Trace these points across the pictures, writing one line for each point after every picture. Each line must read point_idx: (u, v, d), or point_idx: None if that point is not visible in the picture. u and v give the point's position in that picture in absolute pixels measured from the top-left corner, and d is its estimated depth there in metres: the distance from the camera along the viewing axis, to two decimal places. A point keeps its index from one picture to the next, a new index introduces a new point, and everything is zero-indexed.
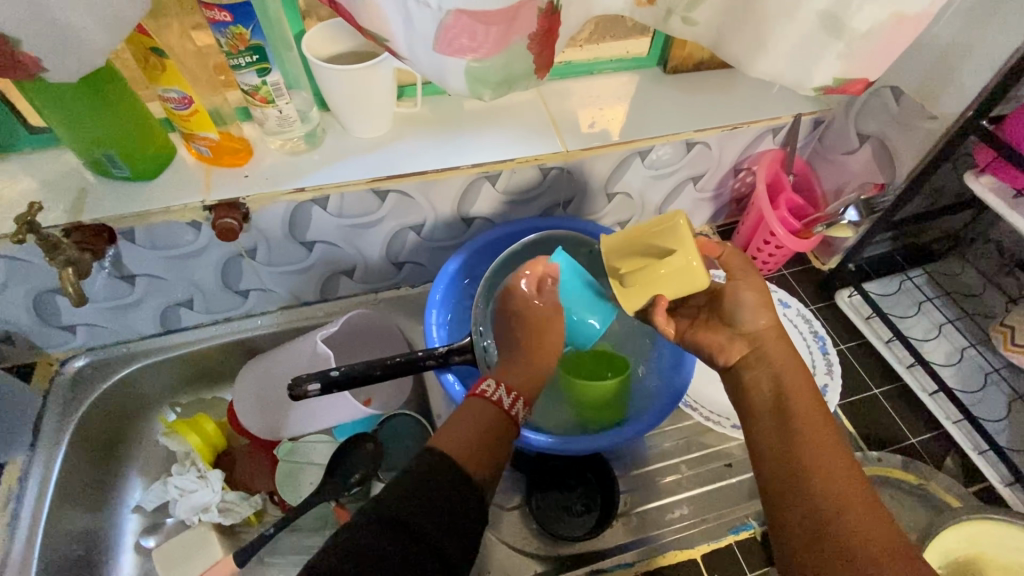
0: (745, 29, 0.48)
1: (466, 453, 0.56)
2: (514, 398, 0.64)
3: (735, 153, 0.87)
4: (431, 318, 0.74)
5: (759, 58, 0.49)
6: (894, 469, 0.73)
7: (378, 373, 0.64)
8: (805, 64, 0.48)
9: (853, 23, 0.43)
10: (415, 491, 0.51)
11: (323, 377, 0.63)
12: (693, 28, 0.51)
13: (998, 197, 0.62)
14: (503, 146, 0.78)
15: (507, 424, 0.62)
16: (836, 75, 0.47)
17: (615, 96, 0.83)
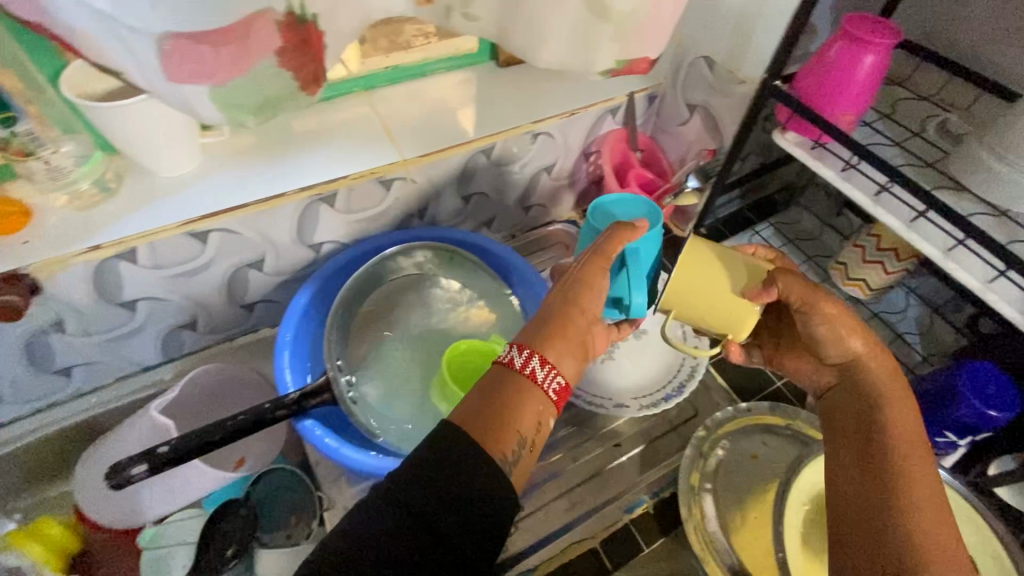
0: (521, 20, 0.46)
1: (482, 434, 0.48)
2: (530, 356, 0.52)
3: (581, 137, 0.88)
4: (281, 361, 0.68)
5: (541, 46, 0.47)
6: (764, 416, 0.77)
7: (219, 440, 0.59)
8: (585, 49, 0.47)
9: (615, 4, 0.43)
10: (422, 479, 0.46)
11: (150, 457, 0.57)
12: (476, 23, 0.49)
13: (802, 150, 0.65)
14: (334, 163, 0.72)
15: (529, 393, 0.51)
16: (617, 57, 0.47)
17: (448, 97, 0.81)
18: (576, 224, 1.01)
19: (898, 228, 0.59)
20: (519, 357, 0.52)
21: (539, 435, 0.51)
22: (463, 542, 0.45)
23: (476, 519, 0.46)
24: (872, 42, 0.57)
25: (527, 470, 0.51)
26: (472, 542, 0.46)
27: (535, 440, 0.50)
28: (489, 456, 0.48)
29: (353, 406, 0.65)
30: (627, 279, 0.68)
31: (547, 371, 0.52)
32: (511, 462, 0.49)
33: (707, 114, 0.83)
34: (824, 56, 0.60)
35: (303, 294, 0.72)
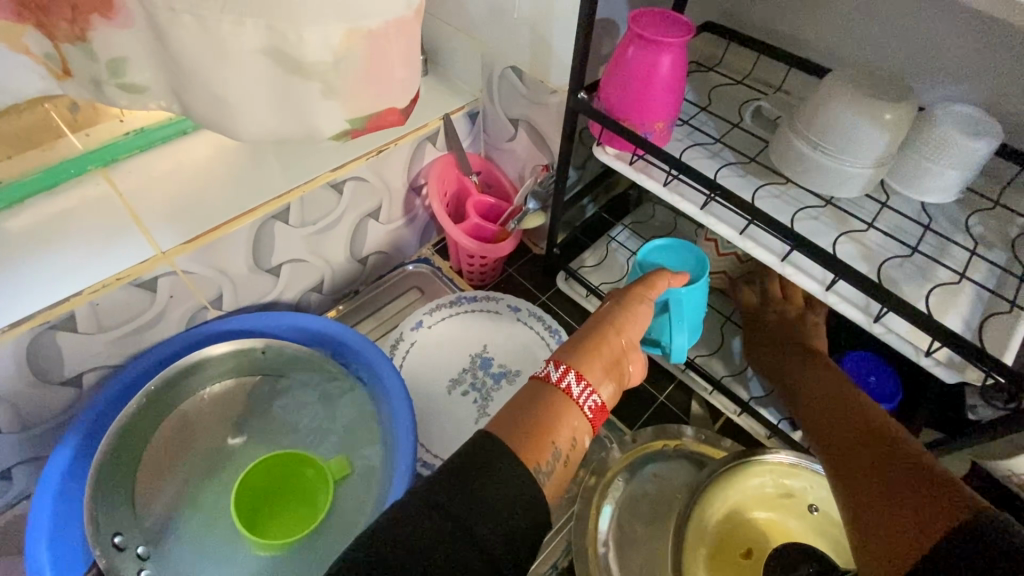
0: (195, 90, 0.35)
1: (517, 442, 0.42)
2: (566, 369, 0.48)
3: (402, 173, 0.76)
4: (36, 560, 0.53)
5: (236, 113, 0.36)
6: (651, 443, 0.71)
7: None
8: (297, 110, 0.37)
9: (307, 58, 0.33)
10: (463, 483, 0.39)
11: None
12: (145, 94, 0.36)
13: (623, 165, 0.58)
14: (62, 275, 0.55)
15: (566, 411, 0.46)
16: (346, 117, 0.38)
17: (218, 157, 0.66)
18: (427, 261, 0.89)
19: (731, 238, 0.54)
20: (557, 372, 0.48)
21: (575, 453, 0.45)
22: (499, 554, 0.38)
23: (516, 528, 0.39)
24: (664, 42, 0.50)
25: (559, 489, 0.45)
26: (507, 556, 0.38)
27: (571, 455, 0.44)
28: (521, 464, 0.41)
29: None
30: (669, 322, 0.61)
31: (584, 390, 0.47)
32: (545, 472, 0.42)
33: (530, 127, 0.75)
34: (621, 62, 0.53)
35: (63, 453, 0.56)
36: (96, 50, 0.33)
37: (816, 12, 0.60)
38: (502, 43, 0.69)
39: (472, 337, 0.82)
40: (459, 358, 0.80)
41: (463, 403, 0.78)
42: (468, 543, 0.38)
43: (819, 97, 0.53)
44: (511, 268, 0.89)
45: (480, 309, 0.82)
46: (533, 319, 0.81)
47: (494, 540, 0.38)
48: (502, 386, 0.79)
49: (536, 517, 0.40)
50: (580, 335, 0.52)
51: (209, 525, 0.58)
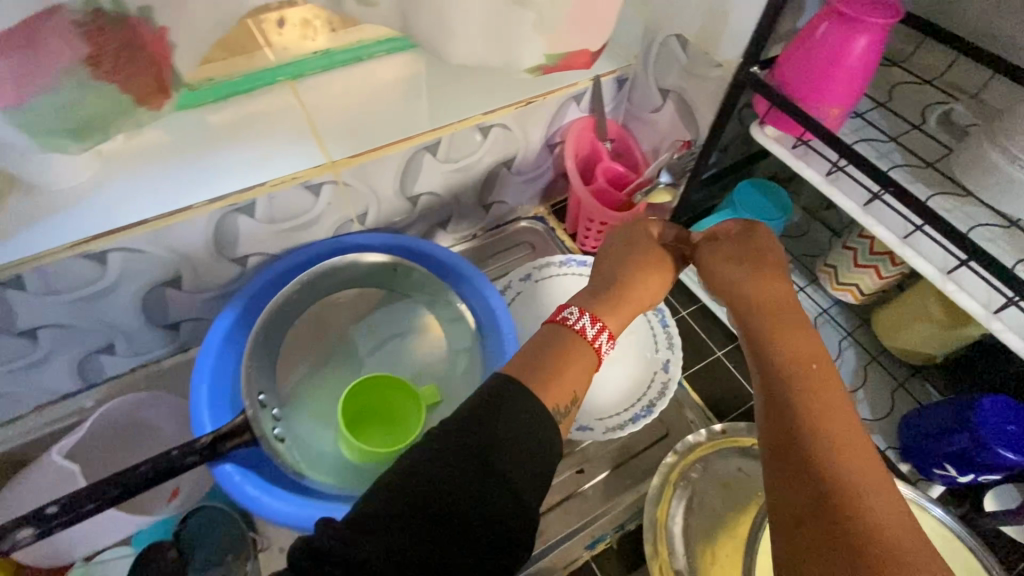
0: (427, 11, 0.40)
1: (536, 382, 0.45)
2: (581, 314, 0.51)
3: (541, 128, 0.78)
4: (198, 394, 0.61)
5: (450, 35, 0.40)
6: (740, 439, 0.70)
7: (115, 495, 0.52)
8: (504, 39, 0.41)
9: None
10: (479, 421, 0.42)
11: (37, 518, 0.50)
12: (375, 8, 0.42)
13: (782, 148, 0.57)
14: (253, 167, 0.63)
15: (584, 357, 0.49)
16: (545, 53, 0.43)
17: (390, 85, 0.72)
18: (543, 220, 0.92)
19: (891, 243, 0.52)
20: (592, 328, 0.51)
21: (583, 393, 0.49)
22: (520, 492, 0.40)
23: (534, 473, 0.41)
24: (863, 21, 0.49)
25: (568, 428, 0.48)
26: (528, 494, 0.41)
27: (580, 397, 0.48)
28: (542, 404, 0.44)
29: (279, 444, 0.59)
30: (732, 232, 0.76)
31: (609, 342, 0.52)
32: (560, 416, 0.46)
33: (680, 101, 0.74)
34: (809, 39, 0.52)
35: (228, 314, 0.65)
36: None
37: None
38: (671, 11, 0.68)
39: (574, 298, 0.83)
40: None
41: None
42: (491, 477, 0.40)
43: None
44: None
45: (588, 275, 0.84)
46: None
47: (516, 478, 0.40)
48: None
49: (557, 468, 0.43)
50: (595, 280, 0.57)
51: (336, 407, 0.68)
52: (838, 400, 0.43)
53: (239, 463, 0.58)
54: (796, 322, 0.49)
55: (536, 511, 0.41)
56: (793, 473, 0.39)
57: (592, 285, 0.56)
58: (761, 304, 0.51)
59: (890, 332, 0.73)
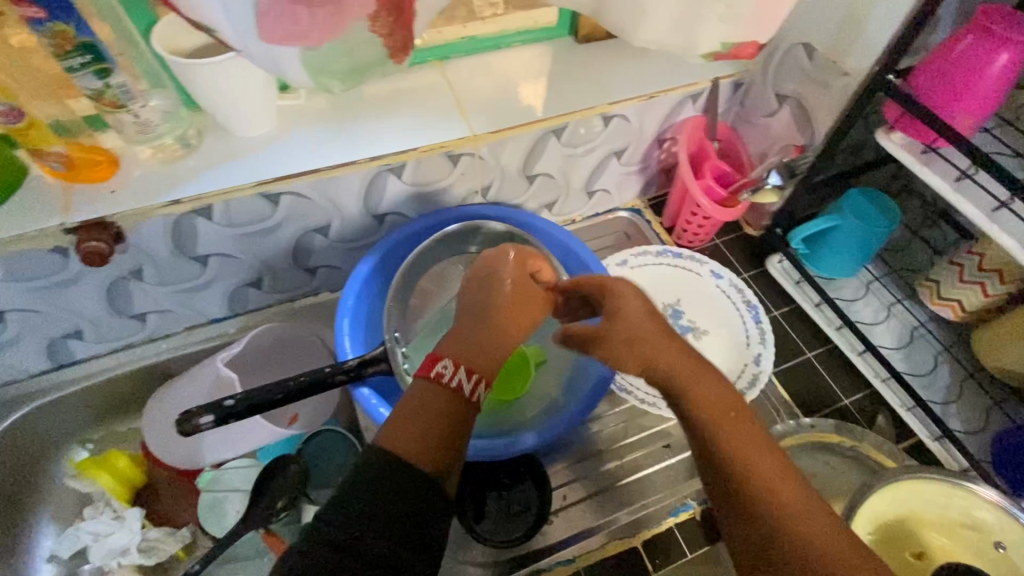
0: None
1: (415, 444, 0.45)
2: (457, 369, 0.50)
3: (656, 123, 0.83)
4: (340, 326, 0.71)
5: (642, 21, 0.44)
6: (827, 435, 0.72)
7: (280, 398, 0.60)
8: (687, 30, 0.44)
9: None
10: (377, 496, 0.43)
11: (216, 409, 0.58)
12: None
13: (909, 153, 0.61)
14: (405, 133, 0.71)
15: (455, 406, 0.48)
16: (723, 40, 0.45)
17: (526, 71, 0.78)
18: (639, 213, 0.97)
19: (1015, 248, 0.55)
20: (467, 382, 0.49)
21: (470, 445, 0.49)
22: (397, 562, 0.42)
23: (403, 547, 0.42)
24: (1007, 39, 0.54)
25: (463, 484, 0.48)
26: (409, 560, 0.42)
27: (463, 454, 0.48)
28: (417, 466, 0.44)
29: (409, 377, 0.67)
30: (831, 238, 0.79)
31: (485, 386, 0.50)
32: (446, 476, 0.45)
33: (799, 107, 0.78)
34: (950, 52, 0.56)
35: (367, 263, 0.73)
36: None
37: None
38: (803, 20, 0.72)
39: (666, 288, 0.86)
40: (651, 301, 0.85)
41: None
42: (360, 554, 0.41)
43: None
44: (719, 241, 0.91)
45: (682, 266, 0.87)
46: (732, 291, 0.84)
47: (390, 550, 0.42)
48: (687, 338, 0.82)
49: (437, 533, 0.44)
50: (447, 337, 0.54)
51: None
52: (736, 431, 0.47)
53: (373, 389, 0.68)
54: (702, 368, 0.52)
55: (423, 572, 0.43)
56: (729, 509, 0.44)
57: (479, 299, 0.58)
58: (637, 343, 0.54)
59: (994, 347, 0.72)
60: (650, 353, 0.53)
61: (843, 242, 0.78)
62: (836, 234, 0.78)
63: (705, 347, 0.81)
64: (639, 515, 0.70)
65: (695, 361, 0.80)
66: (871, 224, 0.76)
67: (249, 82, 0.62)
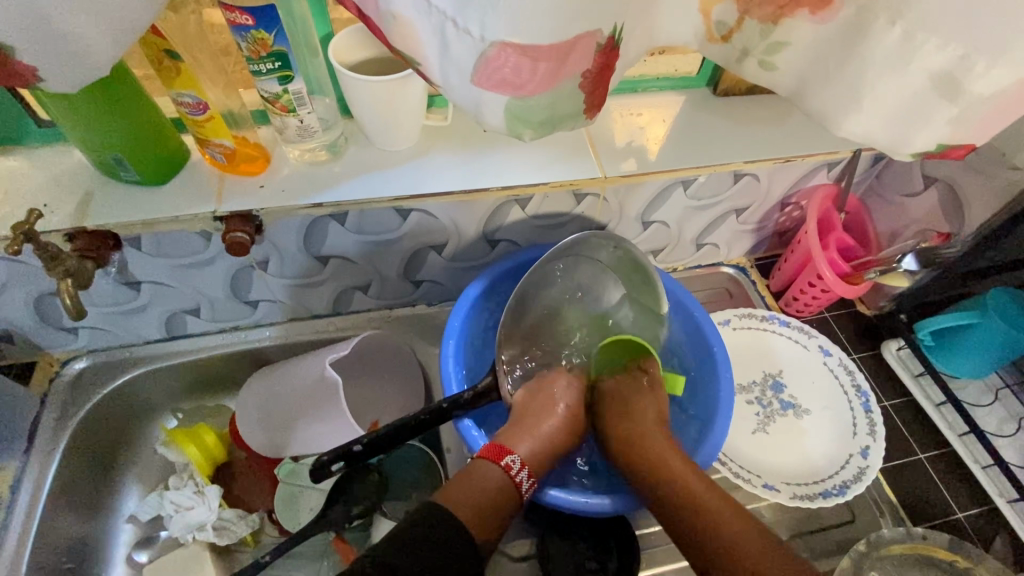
0: (831, 74, 0.46)
1: (460, 511, 0.52)
2: (523, 468, 0.59)
3: (786, 186, 0.80)
4: (447, 348, 0.70)
5: (852, 111, 0.47)
6: (939, 549, 0.66)
7: (407, 425, 0.61)
8: (895, 110, 0.46)
9: (971, 88, 0.42)
10: (418, 526, 0.50)
11: (349, 435, 0.59)
12: (773, 71, 0.49)
13: None
14: (537, 166, 0.71)
15: (507, 492, 0.56)
16: (943, 139, 0.47)
17: (660, 117, 0.77)
18: (745, 271, 0.94)
19: None
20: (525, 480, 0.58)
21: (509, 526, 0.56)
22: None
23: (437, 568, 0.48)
24: None
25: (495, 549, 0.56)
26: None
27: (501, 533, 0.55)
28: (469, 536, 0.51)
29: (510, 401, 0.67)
30: (970, 335, 0.73)
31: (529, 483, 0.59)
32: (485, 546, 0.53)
33: (948, 191, 0.74)
34: None
35: (476, 286, 0.73)
36: (776, 31, 0.46)
37: None
38: None
39: (771, 357, 0.83)
40: (751, 369, 0.82)
41: (745, 408, 0.79)
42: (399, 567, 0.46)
43: None
44: (828, 313, 0.86)
45: (789, 337, 0.83)
46: (841, 371, 0.79)
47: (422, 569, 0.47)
48: (787, 414, 0.78)
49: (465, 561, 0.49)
50: (527, 433, 0.63)
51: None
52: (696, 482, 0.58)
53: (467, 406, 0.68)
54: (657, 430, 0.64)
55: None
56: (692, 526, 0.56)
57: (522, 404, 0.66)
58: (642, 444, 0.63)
59: None
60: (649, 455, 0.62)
61: (984, 342, 0.72)
62: (980, 332, 0.72)
63: (802, 426, 0.77)
64: None
65: (794, 442, 0.76)
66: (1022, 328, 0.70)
67: (406, 101, 0.64)
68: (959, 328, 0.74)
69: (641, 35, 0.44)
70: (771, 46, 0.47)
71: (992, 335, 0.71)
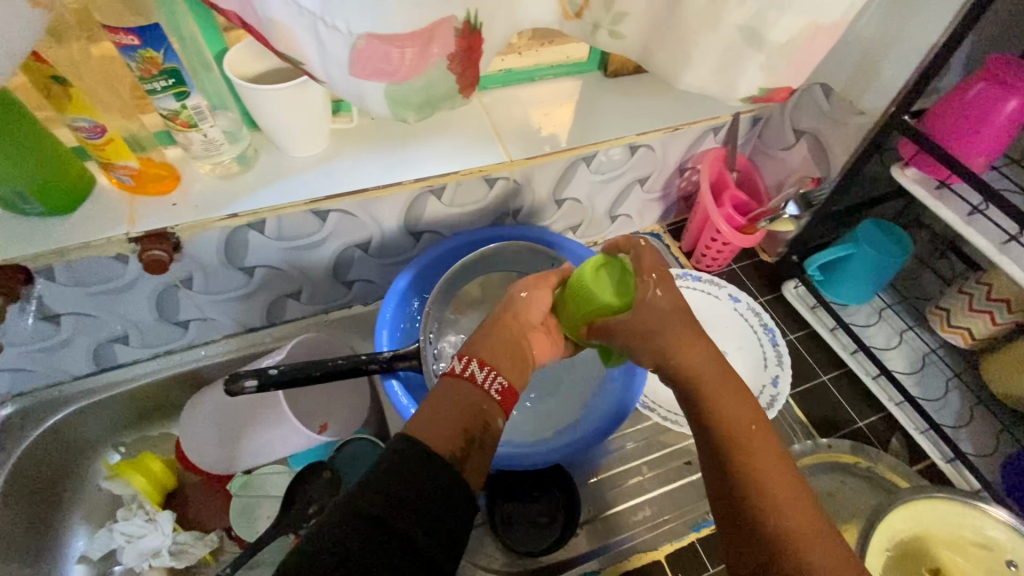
0: (672, 44, 0.52)
1: (423, 426, 0.49)
2: (469, 361, 0.55)
3: (679, 153, 0.88)
4: (380, 338, 0.74)
5: (687, 68, 0.53)
6: (843, 454, 0.74)
7: (317, 374, 0.64)
8: (729, 73, 0.52)
9: (771, 37, 0.47)
10: (393, 474, 0.45)
11: (260, 373, 0.63)
12: (621, 40, 0.54)
13: (924, 188, 0.64)
14: (448, 156, 0.75)
15: (465, 395, 0.52)
16: (760, 84, 0.52)
17: (558, 102, 0.82)
18: (659, 237, 1.01)
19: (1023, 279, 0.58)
20: (478, 371, 0.54)
21: (489, 436, 0.51)
22: (416, 532, 0.43)
23: (426, 516, 0.44)
24: (1016, 85, 0.58)
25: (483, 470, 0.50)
26: (427, 533, 0.43)
27: (483, 439, 0.50)
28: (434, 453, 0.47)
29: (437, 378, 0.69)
30: (848, 266, 0.82)
31: (486, 376, 0.54)
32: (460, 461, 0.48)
33: (816, 143, 0.82)
34: (962, 96, 0.60)
35: (404, 278, 0.77)
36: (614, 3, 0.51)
37: None
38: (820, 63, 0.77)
39: None
40: None
41: None
42: (380, 525, 0.42)
43: None
44: (736, 265, 0.95)
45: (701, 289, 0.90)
46: (750, 313, 0.87)
47: (408, 518, 0.43)
48: None
49: (457, 506, 0.45)
50: (479, 333, 0.59)
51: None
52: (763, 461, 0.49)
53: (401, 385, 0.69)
54: (730, 392, 0.53)
55: (453, 528, 0.45)
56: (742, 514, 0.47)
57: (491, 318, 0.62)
58: (757, 473, 0.48)
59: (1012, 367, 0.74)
60: (763, 490, 0.47)
61: (861, 272, 0.82)
62: (857, 262, 0.81)
63: None
64: (660, 528, 0.71)
65: None
66: (889, 256, 0.79)
67: (309, 108, 0.67)
68: (841, 259, 0.83)
69: (500, 23, 0.49)
70: (615, 18, 0.52)
71: (868, 266, 0.80)
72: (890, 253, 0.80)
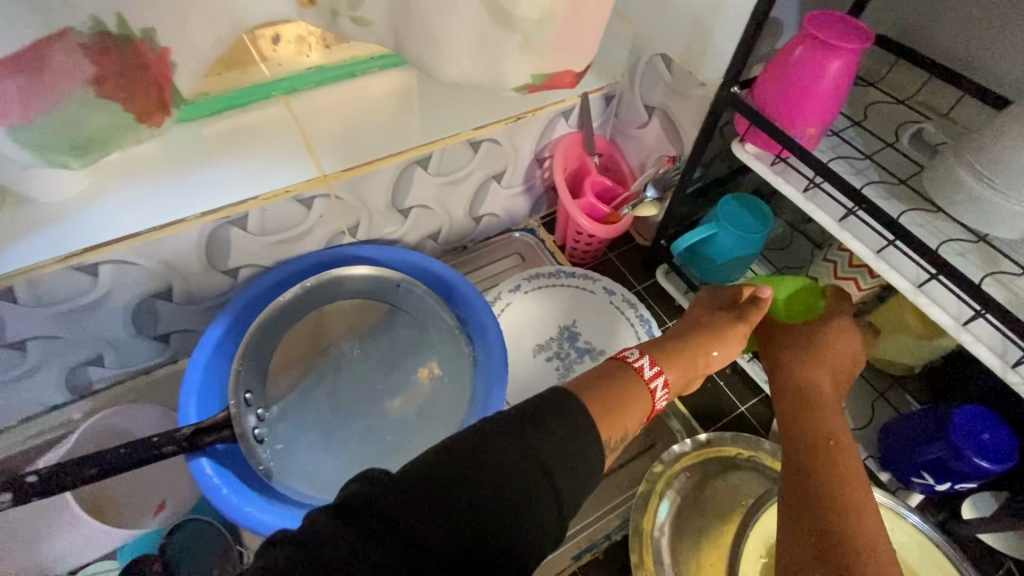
0: (414, 31, 0.49)
1: (598, 405, 0.46)
2: (656, 373, 0.53)
3: (532, 143, 0.80)
4: (186, 406, 0.63)
5: (439, 54, 0.50)
6: (725, 447, 0.71)
7: (93, 473, 0.53)
8: (492, 60, 0.51)
9: (520, 14, 0.46)
10: (503, 437, 0.39)
11: (13, 484, 0.51)
12: (368, 26, 0.51)
13: (761, 164, 0.60)
14: (247, 178, 0.63)
15: (639, 399, 0.50)
16: (532, 71, 0.52)
17: (381, 99, 0.72)
18: (532, 232, 0.94)
19: (865, 256, 0.54)
20: (649, 369, 0.53)
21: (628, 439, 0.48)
22: (526, 496, 0.37)
23: (543, 489, 0.38)
24: (838, 46, 0.51)
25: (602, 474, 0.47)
26: (528, 515, 0.37)
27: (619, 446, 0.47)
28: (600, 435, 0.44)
29: (257, 444, 0.60)
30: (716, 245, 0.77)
31: (664, 389, 0.53)
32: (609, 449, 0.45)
33: (666, 118, 0.76)
34: (786, 60, 0.54)
35: (216, 328, 0.66)
36: None
37: (1004, 37, 0.55)
38: (656, 31, 0.70)
39: (563, 310, 0.84)
40: (546, 326, 0.83)
41: (545, 367, 0.80)
42: (488, 468, 0.37)
43: (997, 127, 0.48)
44: (612, 254, 0.91)
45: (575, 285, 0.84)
46: (625, 305, 0.81)
47: (532, 472, 0.38)
48: (584, 360, 0.81)
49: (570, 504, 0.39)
50: (693, 338, 0.62)
51: (341, 417, 0.66)
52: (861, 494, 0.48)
53: (216, 460, 0.60)
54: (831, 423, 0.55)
55: (549, 527, 0.37)
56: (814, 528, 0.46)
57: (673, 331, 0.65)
58: (849, 508, 0.46)
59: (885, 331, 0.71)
60: (844, 510, 0.46)
61: (729, 251, 0.77)
62: (722, 241, 0.76)
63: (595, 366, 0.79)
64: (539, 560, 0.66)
65: None
66: (754, 230, 0.74)
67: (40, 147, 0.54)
68: (708, 239, 0.77)
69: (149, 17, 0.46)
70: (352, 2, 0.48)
71: (735, 244, 0.76)
72: (754, 226, 0.75)
